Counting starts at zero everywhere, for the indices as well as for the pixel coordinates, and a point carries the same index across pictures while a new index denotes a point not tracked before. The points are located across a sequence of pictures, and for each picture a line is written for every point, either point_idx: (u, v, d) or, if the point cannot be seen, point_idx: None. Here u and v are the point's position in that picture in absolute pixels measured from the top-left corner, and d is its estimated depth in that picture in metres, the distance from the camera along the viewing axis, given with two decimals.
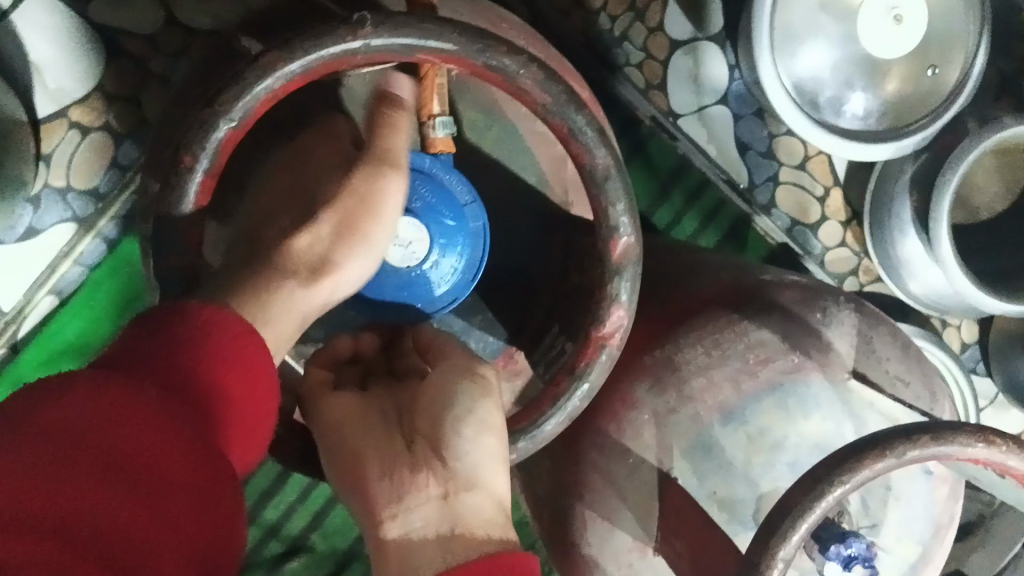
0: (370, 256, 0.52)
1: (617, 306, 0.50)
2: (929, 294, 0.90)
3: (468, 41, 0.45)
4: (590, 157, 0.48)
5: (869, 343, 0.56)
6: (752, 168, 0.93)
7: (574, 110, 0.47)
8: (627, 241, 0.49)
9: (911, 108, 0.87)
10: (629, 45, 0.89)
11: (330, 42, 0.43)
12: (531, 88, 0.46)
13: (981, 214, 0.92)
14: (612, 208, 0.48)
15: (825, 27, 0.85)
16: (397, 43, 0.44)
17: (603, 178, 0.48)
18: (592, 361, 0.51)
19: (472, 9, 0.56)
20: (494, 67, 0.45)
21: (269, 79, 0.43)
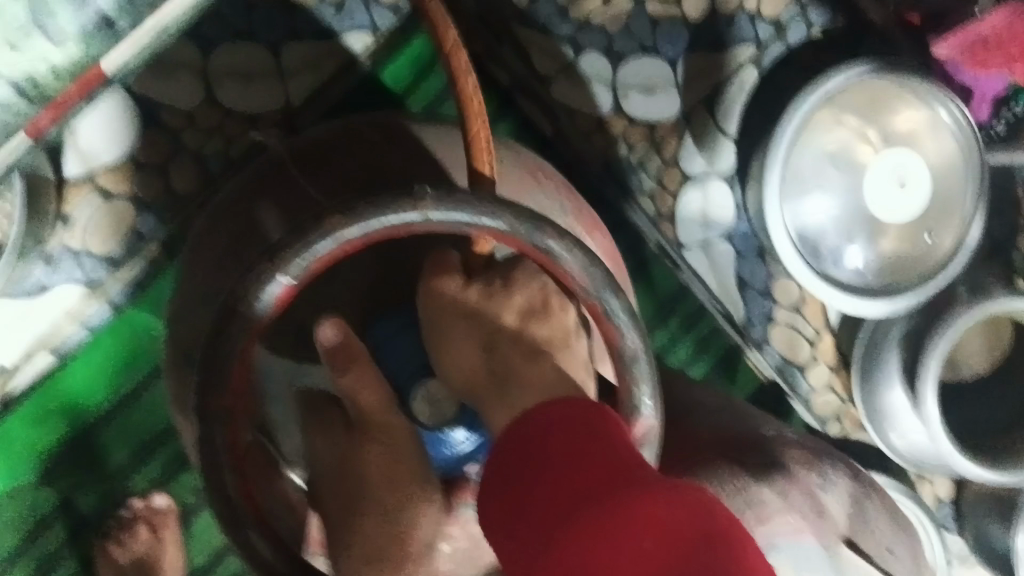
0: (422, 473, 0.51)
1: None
2: (909, 450, 0.91)
3: (521, 220, 0.45)
4: (619, 338, 0.47)
5: (863, 510, 0.58)
6: (749, 306, 0.95)
7: (610, 293, 0.47)
8: (650, 423, 0.47)
9: (906, 268, 0.91)
10: (643, 174, 0.93)
11: (393, 208, 0.45)
12: (574, 270, 0.46)
13: (965, 373, 0.94)
14: (638, 388, 0.47)
15: (832, 180, 0.91)
16: (457, 215, 0.45)
17: (631, 359, 0.47)
18: None
19: (516, 160, 0.60)
20: (540, 247, 0.46)
21: (329, 238, 0.44)
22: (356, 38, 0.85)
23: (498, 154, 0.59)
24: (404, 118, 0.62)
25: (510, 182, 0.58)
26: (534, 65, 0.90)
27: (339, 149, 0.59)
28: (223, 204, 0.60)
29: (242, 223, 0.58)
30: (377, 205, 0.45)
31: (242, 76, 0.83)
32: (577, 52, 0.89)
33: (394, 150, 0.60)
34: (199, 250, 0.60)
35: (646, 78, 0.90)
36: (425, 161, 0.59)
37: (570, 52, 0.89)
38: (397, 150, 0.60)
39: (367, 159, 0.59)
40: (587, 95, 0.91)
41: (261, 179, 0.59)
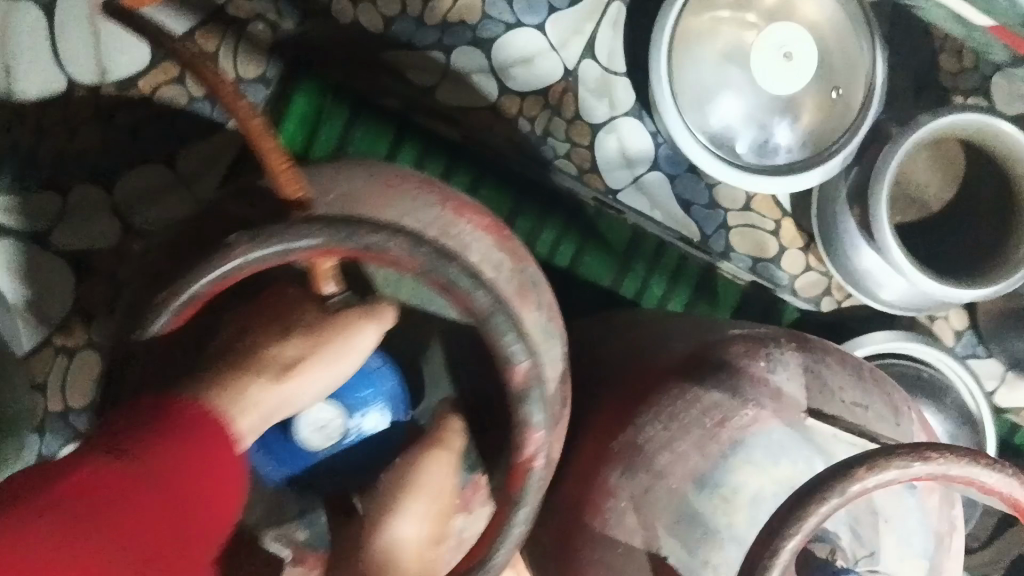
0: (327, 382, 0.53)
1: (535, 429, 0.45)
2: (902, 299, 0.91)
3: (334, 230, 0.42)
4: (472, 303, 0.43)
5: (819, 378, 0.58)
6: (701, 222, 0.97)
7: (451, 266, 0.43)
8: (528, 365, 0.44)
9: (830, 131, 0.90)
10: (553, 140, 0.94)
11: (212, 266, 0.43)
12: (406, 255, 0.42)
13: (933, 206, 0.93)
14: (503, 340, 0.43)
15: (730, 76, 0.92)
16: (273, 249, 0.42)
17: (489, 318, 0.44)
18: (524, 487, 0.45)
19: (365, 175, 0.54)
20: (365, 246, 0.42)
21: (165, 314, 0.43)
22: (235, 121, 0.88)
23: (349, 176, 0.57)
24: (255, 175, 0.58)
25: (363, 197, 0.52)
26: (413, 83, 0.91)
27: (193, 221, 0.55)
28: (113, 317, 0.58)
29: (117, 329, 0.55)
30: (195, 274, 0.43)
31: (151, 196, 0.87)
32: (447, 53, 0.91)
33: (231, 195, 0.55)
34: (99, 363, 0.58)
35: (520, 52, 0.92)
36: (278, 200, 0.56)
37: (441, 55, 0.91)
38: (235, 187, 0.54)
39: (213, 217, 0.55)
40: (472, 89, 0.92)
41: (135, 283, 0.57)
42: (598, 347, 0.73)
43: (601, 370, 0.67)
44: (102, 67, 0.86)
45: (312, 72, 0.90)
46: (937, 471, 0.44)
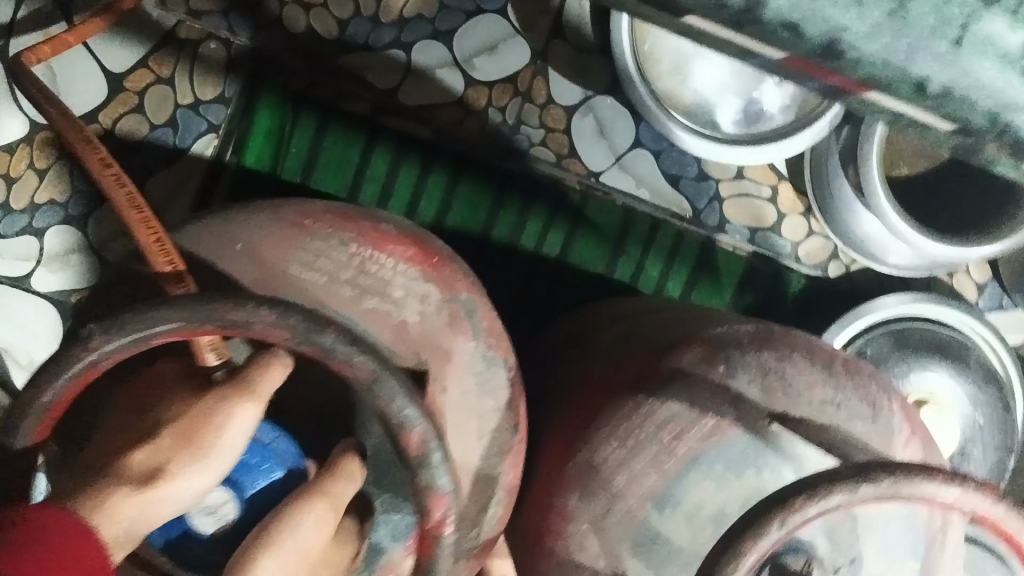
0: (211, 480, 0.40)
1: (440, 494, 0.40)
2: (907, 261, 0.85)
3: (185, 308, 0.37)
4: (350, 369, 0.38)
5: (782, 378, 0.54)
6: (693, 197, 0.92)
7: (319, 331, 0.38)
8: (423, 429, 0.39)
9: (816, 92, 0.85)
10: (527, 128, 0.90)
11: (64, 364, 0.37)
12: (270, 328, 0.37)
13: (942, 154, 0.88)
14: (390, 407, 0.39)
15: (703, 41, 0.86)
16: (127, 339, 0.36)
17: (372, 385, 0.38)
18: (433, 556, 0.41)
19: (274, 220, 0.52)
20: (224, 324, 0.37)
21: (23, 419, 0.37)
22: (201, 146, 0.88)
23: (250, 220, 0.53)
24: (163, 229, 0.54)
25: (269, 245, 0.51)
26: (375, 85, 0.89)
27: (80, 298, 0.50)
28: None
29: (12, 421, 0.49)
30: (45, 377, 0.37)
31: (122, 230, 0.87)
32: (408, 51, 0.88)
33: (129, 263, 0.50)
34: None
35: (483, 41, 0.89)
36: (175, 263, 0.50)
37: (402, 54, 0.88)
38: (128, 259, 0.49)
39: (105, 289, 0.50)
40: (436, 85, 0.89)
41: None
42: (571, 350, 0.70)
43: (567, 378, 0.64)
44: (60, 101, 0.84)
45: (275, 87, 0.89)
46: (884, 492, 0.40)
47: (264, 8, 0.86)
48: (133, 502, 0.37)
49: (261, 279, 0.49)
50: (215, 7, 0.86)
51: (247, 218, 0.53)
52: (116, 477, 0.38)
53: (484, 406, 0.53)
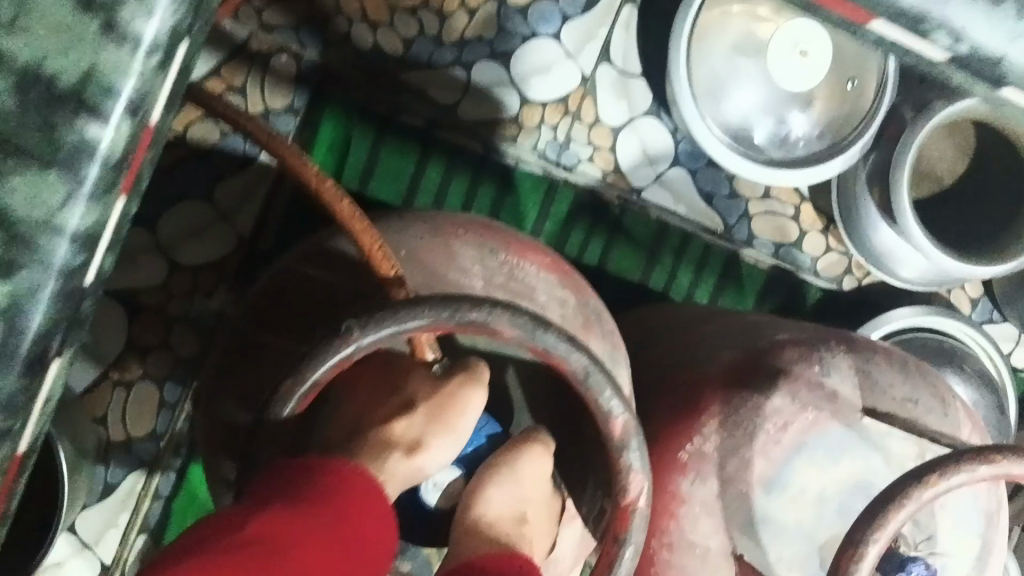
0: (453, 447, 0.55)
1: (634, 473, 0.47)
2: (921, 276, 0.95)
3: (435, 308, 0.43)
4: (567, 364, 0.45)
5: (870, 377, 0.62)
6: (724, 213, 1.00)
7: (543, 330, 0.44)
8: (624, 418, 0.47)
9: (844, 122, 0.94)
10: (576, 145, 0.96)
11: (328, 353, 0.44)
12: (504, 327, 0.44)
13: (946, 180, 0.96)
14: (600, 397, 0.46)
15: (743, 70, 0.93)
16: (386, 332, 0.43)
17: (584, 376, 0.46)
18: (630, 527, 0.47)
19: (430, 227, 0.59)
20: (466, 321, 0.44)
21: (290, 401, 0.44)
22: (269, 155, 0.91)
23: (408, 228, 0.58)
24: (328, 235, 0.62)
25: (431, 252, 0.57)
26: (434, 100, 0.93)
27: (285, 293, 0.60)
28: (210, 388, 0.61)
29: (229, 406, 0.58)
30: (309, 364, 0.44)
31: (194, 233, 0.90)
32: (467, 70, 0.93)
33: (329, 272, 0.59)
34: (207, 436, 0.60)
35: (538, 62, 0.94)
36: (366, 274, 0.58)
37: (461, 72, 0.93)
38: (337, 268, 0.59)
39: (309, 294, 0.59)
40: (493, 103, 0.94)
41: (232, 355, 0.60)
42: (644, 350, 0.76)
43: (651, 373, 0.70)
44: None
45: (335, 101, 0.93)
46: (999, 471, 0.48)
47: (334, 24, 0.90)
48: (403, 463, 0.54)
49: (428, 280, 0.56)
50: (287, 22, 0.91)
51: (404, 227, 0.59)
52: (392, 446, 0.54)
53: None
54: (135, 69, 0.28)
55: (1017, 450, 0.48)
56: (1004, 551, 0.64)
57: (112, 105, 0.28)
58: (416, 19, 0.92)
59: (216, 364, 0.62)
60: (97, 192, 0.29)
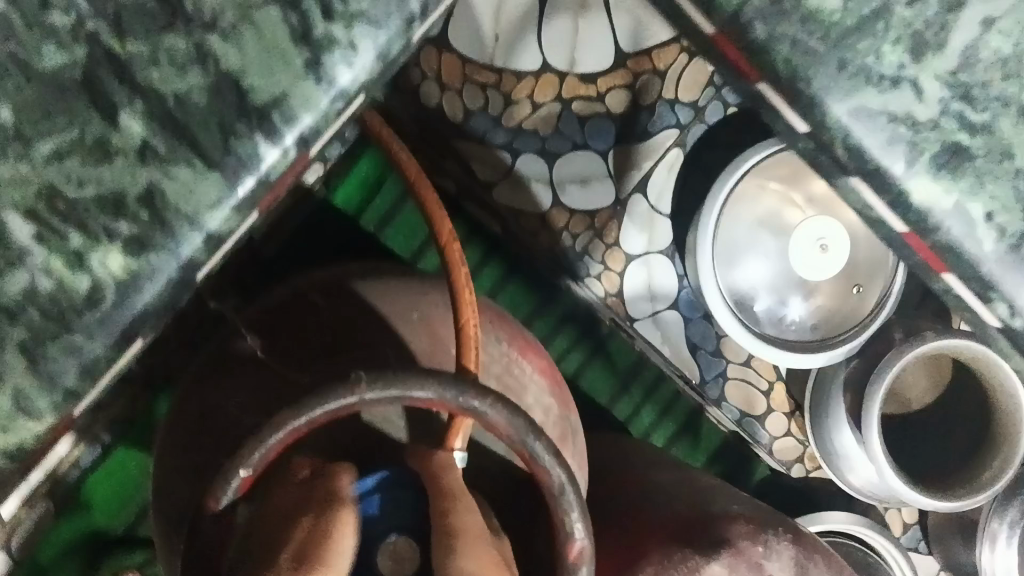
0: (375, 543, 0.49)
1: None
2: (868, 488, 0.97)
3: (443, 385, 0.44)
4: (547, 477, 0.45)
5: (807, 575, 0.63)
6: (703, 367, 1.01)
7: (534, 437, 0.45)
8: (584, 543, 0.46)
9: (839, 322, 0.98)
10: (589, 259, 0.98)
11: (328, 398, 0.43)
12: (500, 420, 0.44)
13: (913, 404, 1.01)
14: (568, 516, 0.45)
15: (761, 243, 0.99)
16: (388, 394, 0.43)
17: (559, 492, 0.45)
18: None
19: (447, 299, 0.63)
20: (465, 406, 0.44)
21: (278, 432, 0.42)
22: (305, 169, 0.92)
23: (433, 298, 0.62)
24: (348, 273, 0.64)
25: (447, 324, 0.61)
26: (475, 174, 0.95)
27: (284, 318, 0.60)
28: (193, 376, 0.62)
29: (208, 401, 0.59)
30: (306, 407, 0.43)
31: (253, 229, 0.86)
32: (514, 157, 0.95)
33: (345, 308, 0.60)
34: (170, 427, 0.61)
35: (580, 172, 0.97)
36: (377, 326, 0.59)
37: (508, 157, 0.95)
38: (360, 308, 0.61)
39: (321, 321, 0.60)
40: (527, 195, 0.96)
41: (224, 354, 0.60)
42: (596, 477, 0.77)
43: (598, 505, 0.71)
44: None
45: None
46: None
47: (407, 75, 0.92)
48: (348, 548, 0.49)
49: (431, 350, 0.59)
50: None
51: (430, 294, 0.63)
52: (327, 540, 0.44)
53: None
54: (318, 107, 0.43)
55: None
56: None
57: (287, 129, 0.42)
58: (484, 93, 0.94)
59: (203, 355, 0.63)
60: (244, 200, 0.43)
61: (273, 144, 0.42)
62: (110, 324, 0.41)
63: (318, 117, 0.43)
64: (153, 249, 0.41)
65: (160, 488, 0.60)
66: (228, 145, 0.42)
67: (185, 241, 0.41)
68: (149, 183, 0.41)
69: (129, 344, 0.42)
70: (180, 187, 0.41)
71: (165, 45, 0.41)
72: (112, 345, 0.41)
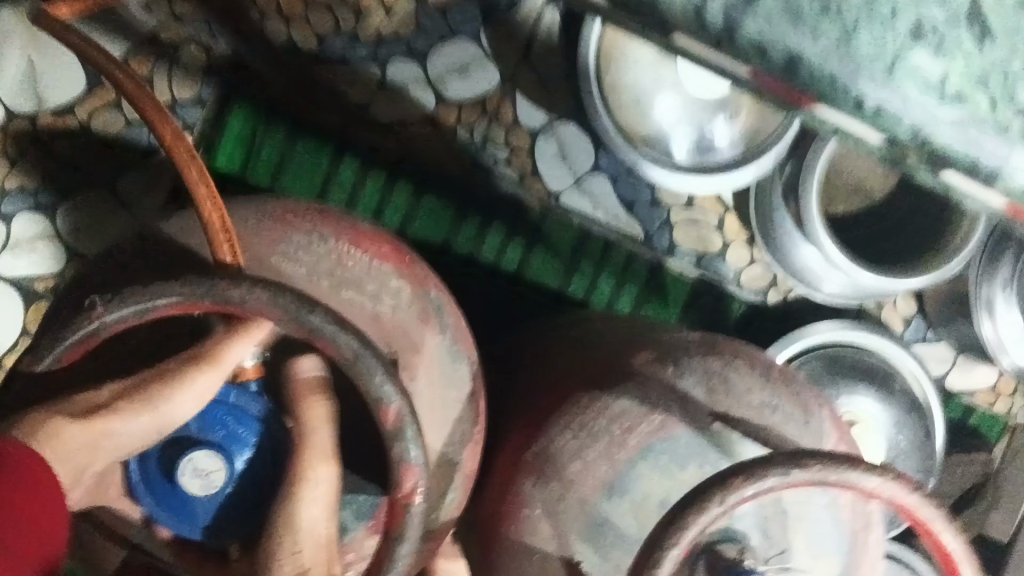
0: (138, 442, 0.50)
1: (410, 466, 0.45)
2: (844, 290, 0.92)
3: (191, 285, 0.42)
4: (335, 348, 0.43)
5: (726, 381, 0.59)
6: (645, 221, 0.98)
7: (309, 309, 0.43)
8: (397, 405, 0.44)
9: (763, 133, 0.93)
10: (492, 147, 0.95)
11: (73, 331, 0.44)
12: (264, 305, 0.43)
13: (876, 194, 0.94)
14: (371, 380, 0.43)
15: (665, 77, 0.93)
16: (128, 311, 0.43)
17: (355, 360, 0.43)
18: (401, 527, 0.45)
19: (256, 214, 0.56)
20: (224, 299, 0.43)
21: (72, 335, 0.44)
22: None
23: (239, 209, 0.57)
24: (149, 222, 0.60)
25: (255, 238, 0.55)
26: (349, 97, 0.92)
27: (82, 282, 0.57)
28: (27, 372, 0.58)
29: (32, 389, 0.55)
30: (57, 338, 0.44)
31: (93, 222, 0.87)
32: (382, 67, 0.92)
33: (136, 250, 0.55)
34: None
35: (456, 61, 0.93)
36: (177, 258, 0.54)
37: (377, 70, 0.92)
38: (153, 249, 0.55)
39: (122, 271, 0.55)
40: (407, 101, 0.93)
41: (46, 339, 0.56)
42: (522, 353, 0.74)
43: (520, 376, 0.69)
44: (38, 94, 0.86)
45: (248, 93, 0.91)
46: (814, 477, 0.45)
47: (247, 15, 0.89)
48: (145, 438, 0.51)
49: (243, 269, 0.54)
50: (197, 13, 0.90)
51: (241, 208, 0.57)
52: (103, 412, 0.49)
53: (448, 397, 0.56)
54: None
55: (833, 456, 0.46)
56: (876, 565, 0.61)
57: None
58: (332, 13, 0.91)
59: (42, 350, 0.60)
60: None
61: None
62: None
63: None
64: None
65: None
66: None
67: None
68: None
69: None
70: None
71: None
72: None
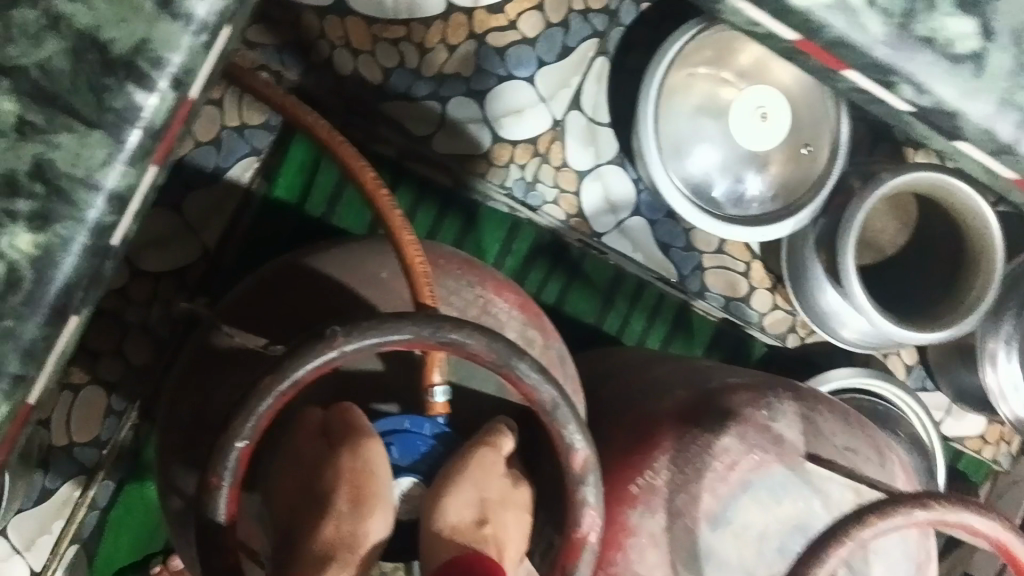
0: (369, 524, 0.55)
1: (587, 508, 0.51)
2: (860, 337, 0.99)
3: (420, 324, 0.47)
4: (537, 393, 0.49)
5: (814, 426, 0.65)
6: (679, 264, 1.03)
7: (517, 358, 0.48)
8: (585, 452, 0.51)
9: (793, 189, 0.99)
10: (542, 186, 0.99)
11: (310, 355, 0.46)
12: (480, 348, 0.47)
13: (887, 249, 1.02)
14: (566, 430, 0.50)
15: (703, 128, 0.99)
16: (368, 341, 0.46)
17: (553, 408, 0.49)
18: (579, 561, 0.51)
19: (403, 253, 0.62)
20: (446, 339, 0.47)
21: (268, 397, 0.45)
22: (240, 169, 0.92)
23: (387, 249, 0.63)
24: (302, 254, 0.64)
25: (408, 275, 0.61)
26: (408, 131, 0.95)
27: (249, 304, 0.61)
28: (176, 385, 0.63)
29: (195, 402, 0.59)
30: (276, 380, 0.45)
31: (155, 240, 0.90)
32: (443, 104, 0.94)
33: (297, 284, 0.61)
34: (167, 430, 0.62)
35: (512, 104, 0.96)
36: (342, 293, 0.60)
37: (438, 106, 0.94)
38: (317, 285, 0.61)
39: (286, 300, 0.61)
40: (465, 139, 0.96)
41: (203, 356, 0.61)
42: (594, 386, 0.79)
43: (602, 408, 0.73)
44: None
45: None
46: (936, 517, 0.51)
47: (316, 48, 0.93)
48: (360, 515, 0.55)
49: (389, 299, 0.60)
50: (269, 43, 0.93)
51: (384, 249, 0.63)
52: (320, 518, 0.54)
53: None
54: (181, 46, 0.41)
55: (951, 499, 0.51)
56: None
57: (157, 77, 0.41)
58: (398, 48, 0.92)
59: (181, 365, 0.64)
60: (135, 153, 0.41)
61: (149, 90, 0.41)
62: (38, 299, 0.41)
63: (186, 58, 0.41)
64: (58, 220, 0.41)
65: (161, 484, 0.62)
66: (103, 103, 0.40)
67: (89, 207, 0.41)
68: (27, 150, 0.40)
69: (63, 320, 0.42)
70: (66, 153, 0.40)
71: (14, 20, 0.39)
72: (45, 323, 0.41)
